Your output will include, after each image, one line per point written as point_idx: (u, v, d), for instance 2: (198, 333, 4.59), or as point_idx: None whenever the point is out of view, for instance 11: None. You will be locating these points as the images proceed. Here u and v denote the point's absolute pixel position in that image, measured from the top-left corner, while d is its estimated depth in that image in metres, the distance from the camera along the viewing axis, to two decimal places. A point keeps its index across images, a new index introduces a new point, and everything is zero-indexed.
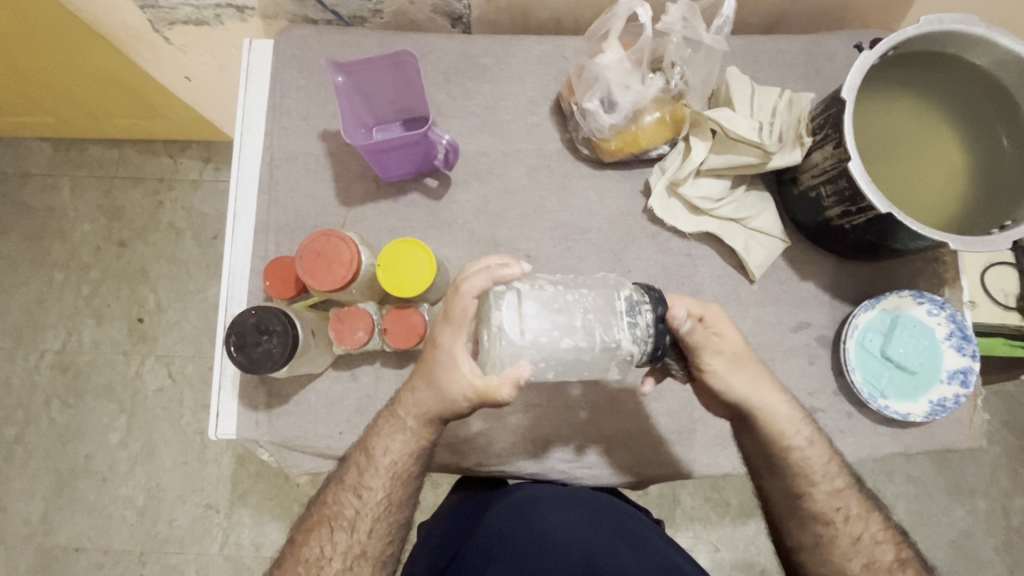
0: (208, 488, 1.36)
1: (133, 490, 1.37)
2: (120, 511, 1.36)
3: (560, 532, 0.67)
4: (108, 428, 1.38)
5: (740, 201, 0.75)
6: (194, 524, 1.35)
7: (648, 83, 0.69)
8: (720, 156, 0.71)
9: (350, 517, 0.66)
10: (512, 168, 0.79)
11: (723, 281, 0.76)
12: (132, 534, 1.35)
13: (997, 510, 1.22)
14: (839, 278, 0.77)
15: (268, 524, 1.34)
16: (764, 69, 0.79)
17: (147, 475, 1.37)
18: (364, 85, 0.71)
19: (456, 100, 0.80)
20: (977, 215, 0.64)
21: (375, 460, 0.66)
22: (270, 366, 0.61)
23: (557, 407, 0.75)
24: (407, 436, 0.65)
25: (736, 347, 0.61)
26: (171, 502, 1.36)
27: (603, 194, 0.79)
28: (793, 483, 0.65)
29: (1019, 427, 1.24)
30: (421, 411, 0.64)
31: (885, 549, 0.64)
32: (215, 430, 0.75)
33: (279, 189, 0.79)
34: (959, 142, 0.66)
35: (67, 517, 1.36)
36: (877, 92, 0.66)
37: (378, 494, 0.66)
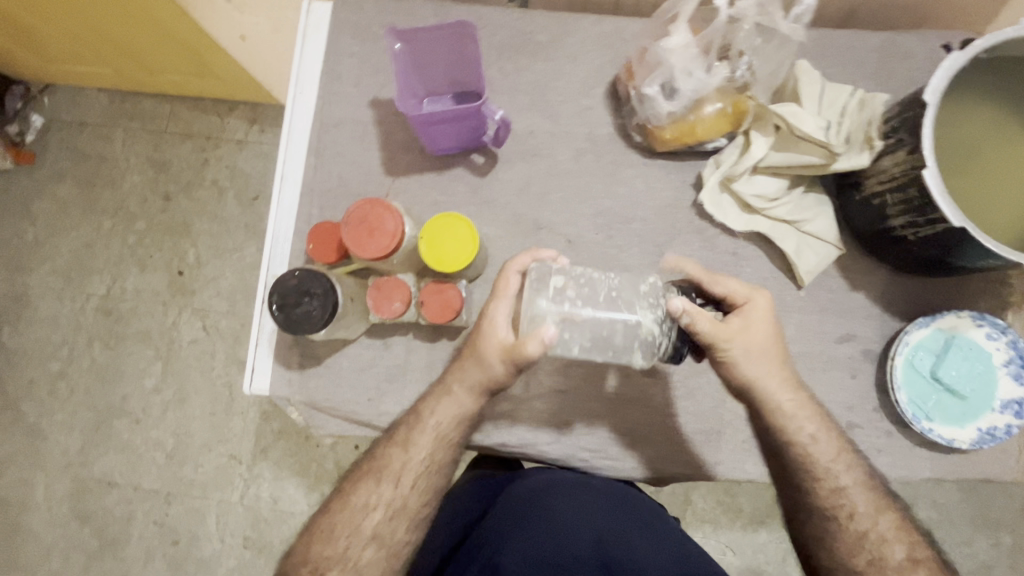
0: (232, 439, 1.41)
1: (163, 434, 1.43)
2: (149, 452, 1.43)
3: (573, 517, 0.67)
4: (144, 372, 1.45)
5: (797, 202, 0.72)
6: (218, 471, 1.41)
7: (713, 72, 0.66)
8: (781, 153, 0.68)
9: (394, 471, 0.67)
10: (559, 150, 0.78)
11: (768, 284, 0.74)
12: (160, 475, 1.42)
13: None
14: (893, 292, 0.73)
15: (287, 480, 1.39)
16: (837, 65, 0.75)
17: (176, 421, 1.43)
18: (420, 53, 0.70)
19: (508, 76, 0.79)
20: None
21: (421, 423, 0.67)
22: (309, 328, 0.61)
23: (585, 394, 0.74)
24: (453, 398, 0.66)
25: (760, 311, 0.63)
26: (197, 449, 1.42)
27: (651, 183, 0.76)
28: (821, 497, 0.64)
29: None
30: (466, 370, 0.66)
31: (895, 548, 0.63)
32: (249, 384, 0.77)
33: (326, 154, 0.79)
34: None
35: (101, 452, 1.43)
36: (956, 96, 0.62)
37: (424, 454, 0.67)
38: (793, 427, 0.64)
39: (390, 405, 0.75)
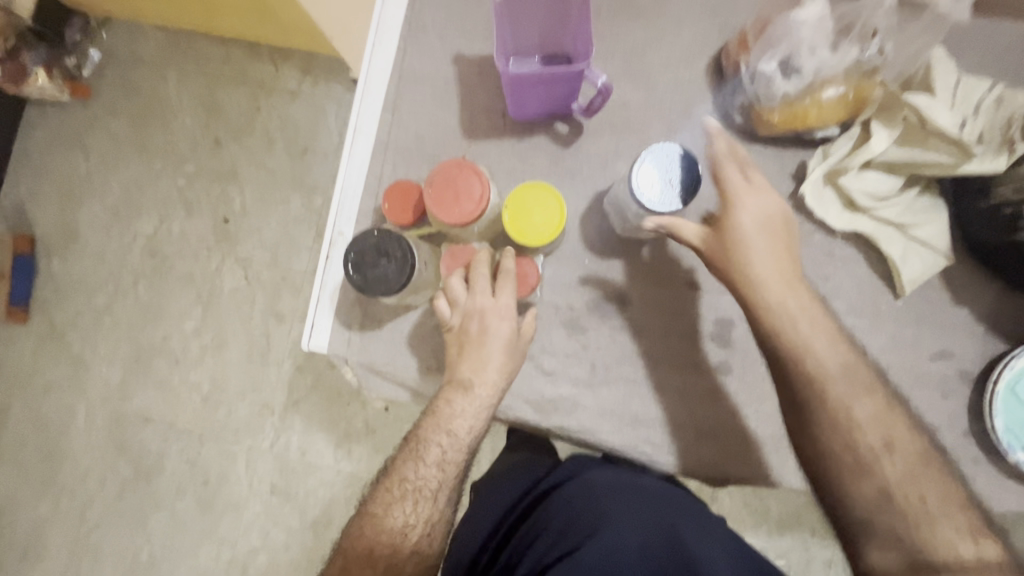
0: (266, 389, 1.43)
1: (200, 377, 1.45)
2: (186, 393, 1.46)
3: (616, 516, 0.67)
4: (185, 315, 1.46)
5: (907, 204, 0.66)
6: (250, 418, 1.43)
7: (841, 52, 0.61)
8: (902, 149, 0.62)
9: (449, 418, 0.64)
10: (649, 124, 0.72)
11: (863, 289, 0.69)
12: (195, 416, 1.45)
13: None
14: (1000, 311, 0.67)
15: (316, 434, 1.41)
16: (975, 54, 0.67)
17: (214, 365, 1.45)
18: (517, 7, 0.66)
19: (600, 41, 0.73)
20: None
21: (460, 386, 0.64)
22: (384, 291, 0.58)
23: (652, 385, 0.70)
24: (483, 389, 0.64)
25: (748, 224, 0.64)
26: (232, 394, 1.44)
27: (748, 169, 0.70)
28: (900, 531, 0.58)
29: None
30: (489, 354, 0.64)
31: None
32: (307, 340, 0.75)
33: (403, 109, 0.75)
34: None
35: (141, 388, 1.47)
36: None
37: (479, 395, 0.64)
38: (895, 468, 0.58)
39: None
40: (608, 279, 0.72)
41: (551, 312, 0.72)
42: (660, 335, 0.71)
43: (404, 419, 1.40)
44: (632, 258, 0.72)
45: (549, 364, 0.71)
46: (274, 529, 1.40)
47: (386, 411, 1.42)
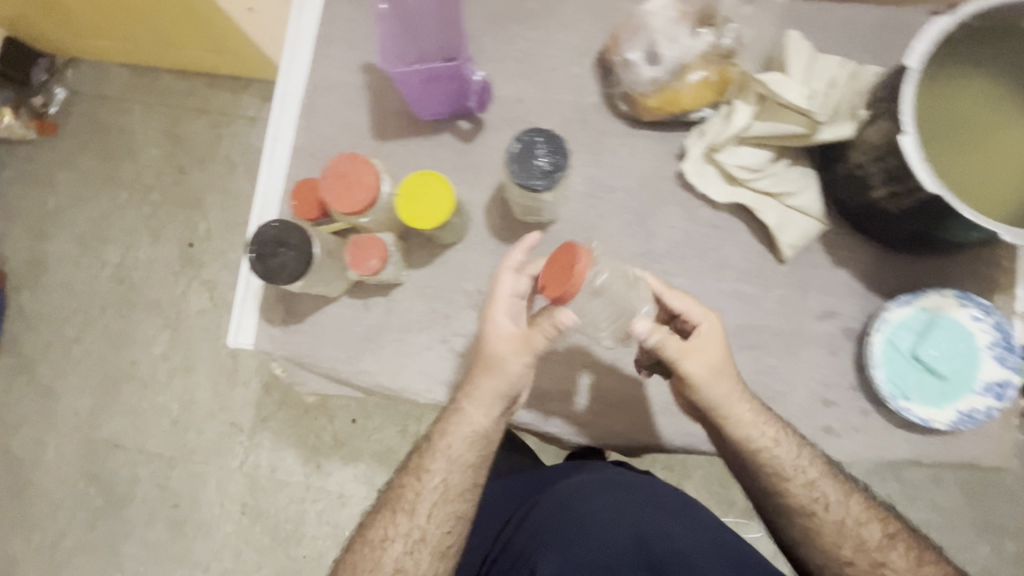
0: (234, 409, 1.46)
1: (169, 400, 1.48)
2: (156, 417, 1.48)
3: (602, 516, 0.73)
4: (153, 340, 1.49)
5: (780, 175, 0.71)
6: (220, 438, 1.46)
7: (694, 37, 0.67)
8: (765, 123, 0.67)
9: (410, 501, 0.69)
10: (546, 118, 0.77)
11: (750, 258, 0.73)
12: (165, 440, 1.47)
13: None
14: (877, 269, 0.71)
15: (286, 450, 1.43)
16: (832, 38, 0.73)
17: (182, 388, 1.48)
18: (405, 15, 0.72)
19: (498, 44, 0.79)
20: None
21: (428, 475, 0.69)
22: (285, 278, 0.63)
23: (560, 360, 0.74)
24: (467, 421, 0.68)
25: (709, 338, 0.63)
26: (201, 416, 1.47)
27: (636, 153, 0.76)
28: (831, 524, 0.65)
29: None
30: (477, 396, 0.68)
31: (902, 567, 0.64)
32: (234, 337, 0.79)
33: (318, 117, 0.80)
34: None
35: (111, 415, 1.49)
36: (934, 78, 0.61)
37: (437, 480, 0.68)
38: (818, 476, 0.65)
39: (369, 363, 0.77)
40: None
41: (461, 296, 0.76)
42: None
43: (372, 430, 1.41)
44: (536, 241, 0.76)
45: (463, 347, 0.75)
46: (246, 548, 1.41)
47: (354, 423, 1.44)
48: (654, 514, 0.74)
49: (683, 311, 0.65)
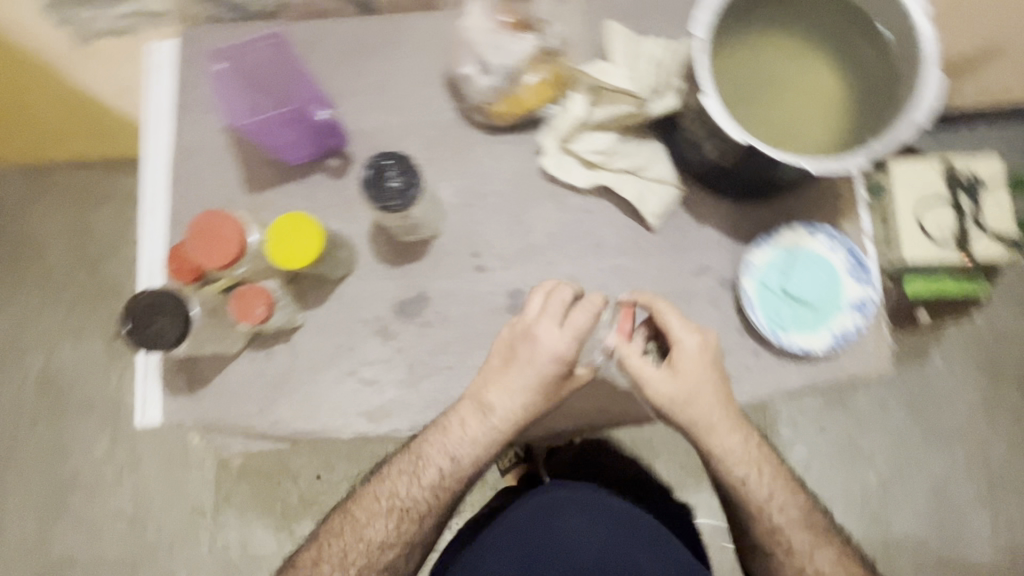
0: (193, 493, 1.43)
1: (122, 500, 1.43)
2: (111, 521, 1.43)
3: (577, 536, 0.85)
4: (93, 442, 1.44)
5: (631, 152, 0.76)
6: (183, 528, 1.42)
7: (515, 42, 0.70)
8: (601, 108, 0.72)
9: (399, 492, 0.72)
10: (410, 141, 0.81)
11: (622, 233, 0.78)
12: (126, 542, 1.42)
13: (977, 454, 1.46)
14: (736, 219, 0.77)
15: (254, 524, 1.40)
16: (655, 22, 0.77)
17: (134, 484, 1.43)
18: (247, 72, 0.76)
19: (352, 81, 0.82)
20: (877, 85, 0.69)
21: (425, 465, 0.71)
22: (163, 345, 0.63)
23: (466, 367, 0.76)
24: (487, 420, 0.69)
25: (687, 355, 0.68)
26: (160, 508, 1.43)
27: (499, 157, 0.79)
28: (768, 533, 0.73)
29: (990, 368, 1.48)
30: (507, 386, 0.68)
31: None
32: (141, 417, 0.77)
33: (189, 182, 0.81)
34: (825, 51, 0.71)
35: (62, 530, 1.42)
36: (739, 49, 0.71)
37: (433, 474, 0.71)
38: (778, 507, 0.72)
39: (282, 411, 0.76)
40: (405, 282, 0.78)
41: (361, 326, 0.77)
42: (461, 320, 0.77)
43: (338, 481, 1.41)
44: (422, 258, 0.78)
45: (371, 375, 0.76)
46: None
47: (320, 479, 1.43)
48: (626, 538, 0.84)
49: (671, 330, 0.69)
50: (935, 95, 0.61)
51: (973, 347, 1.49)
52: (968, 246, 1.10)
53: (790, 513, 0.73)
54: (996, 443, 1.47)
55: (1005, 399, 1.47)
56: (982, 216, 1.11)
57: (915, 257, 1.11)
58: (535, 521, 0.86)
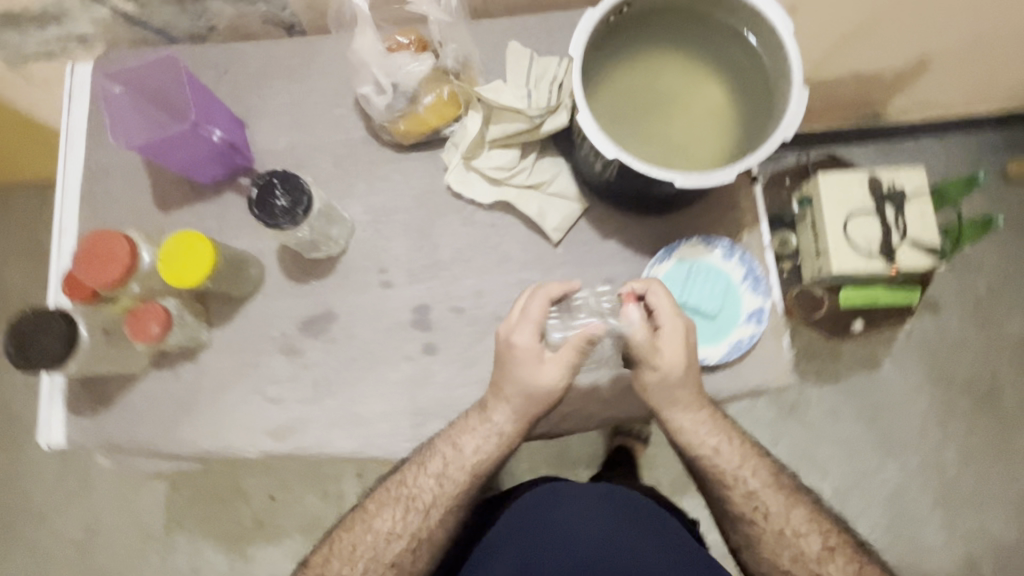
0: (143, 516, 1.45)
1: (72, 524, 1.45)
2: (62, 547, 1.45)
3: (579, 527, 0.74)
4: (45, 464, 1.46)
5: (533, 168, 0.78)
6: (133, 550, 1.45)
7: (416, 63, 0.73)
8: (498, 126, 0.73)
9: (411, 489, 0.72)
10: (320, 159, 0.81)
11: (528, 248, 0.78)
12: (76, 564, 1.44)
13: (932, 464, 1.47)
14: (639, 233, 0.78)
15: (203, 544, 1.44)
16: (557, 42, 0.79)
17: (84, 508, 1.46)
18: (142, 92, 0.75)
19: (266, 101, 0.83)
20: (758, 93, 0.72)
21: (427, 465, 0.71)
22: (49, 364, 0.63)
23: (370, 384, 0.76)
24: (488, 427, 0.70)
25: (669, 336, 0.68)
26: (112, 531, 1.45)
27: (407, 174, 0.80)
28: (735, 493, 0.73)
29: (942, 377, 1.50)
30: (503, 397, 0.69)
31: (809, 540, 0.71)
32: (44, 439, 0.77)
33: (101, 203, 0.82)
34: (719, 72, 0.73)
35: (14, 553, 1.45)
36: (626, 69, 0.73)
37: (435, 469, 0.71)
38: (739, 463, 0.73)
39: (186, 430, 0.76)
40: (312, 299, 0.78)
41: (268, 344, 0.77)
42: (367, 337, 0.77)
43: (291, 503, 1.44)
44: (330, 276, 0.79)
45: (276, 393, 0.76)
46: None
47: (273, 499, 1.45)
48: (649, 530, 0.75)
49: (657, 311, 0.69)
50: (798, 118, 0.63)
51: (922, 356, 1.51)
52: (893, 258, 1.13)
53: (751, 464, 0.74)
54: (951, 451, 1.47)
55: (959, 410, 1.49)
56: (907, 227, 1.13)
57: (843, 268, 1.13)
58: (536, 511, 0.77)
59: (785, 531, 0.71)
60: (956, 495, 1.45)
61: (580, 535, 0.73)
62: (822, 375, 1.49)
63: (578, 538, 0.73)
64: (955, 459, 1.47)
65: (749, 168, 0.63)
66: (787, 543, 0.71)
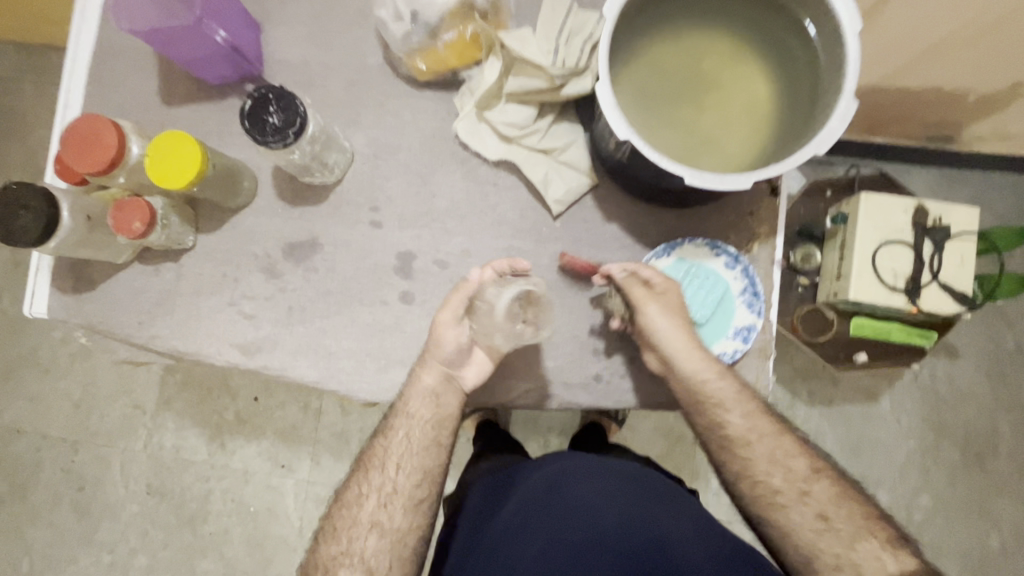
0: (138, 391, 1.54)
1: (71, 385, 1.54)
2: (59, 402, 1.54)
3: (596, 501, 0.75)
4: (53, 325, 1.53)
5: (548, 131, 0.73)
6: (123, 421, 1.53)
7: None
8: (517, 79, 0.68)
9: (380, 459, 0.71)
10: (331, 81, 0.77)
11: (525, 214, 0.75)
12: (69, 423, 1.54)
13: (903, 506, 1.44)
14: (644, 223, 0.74)
15: (188, 429, 1.52)
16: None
17: (85, 372, 1.54)
18: None
19: (285, 6, 0.78)
20: (807, 87, 0.65)
21: (393, 431, 0.71)
22: (26, 240, 0.64)
23: (342, 319, 0.75)
24: (419, 380, 0.70)
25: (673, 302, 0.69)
26: (105, 400, 1.54)
27: (417, 113, 0.76)
28: (791, 496, 0.66)
29: (939, 425, 1.45)
30: (429, 360, 0.70)
31: (883, 561, 0.62)
32: (28, 307, 0.79)
33: (106, 83, 0.79)
34: (765, 63, 0.66)
35: (13, 400, 1.54)
36: (666, 43, 0.67)
37: (402, 435, 0.71)
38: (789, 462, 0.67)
39: (160, 327, 0.77)
40: (299, 224, 0.77)
41: (250, 260, 0.77)
42: (348, 273, 0.76)
43: (273, 408, 1.51)
44: (321, 203, 0.77)
45: (251, 310, 0.76)
46: (153, 528, 1.50)
47: (257, 402, 1.51)
48: (648, 505, 0.76)
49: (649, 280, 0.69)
50: (841, 129, 0.56)
51: (924, 399, 1.45)
52: (918, 296, 1.06)
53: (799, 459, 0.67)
54: (926, 497, 1.44)
55: (947, 461, 1.44)
56: (941, 267, 1.06)
57: (862, 297, 1.07)
58: (545, 495, 0.77)
59: (851, 547, 0.63)
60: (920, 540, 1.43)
61: (598, 507, 0.74)
62: (814, 396, 1.45)
63: (598, 513, 0.73)
64: (928, 506, 1.43)
65: (773, 174, 0.58)
66: (855, 556, 0.62)
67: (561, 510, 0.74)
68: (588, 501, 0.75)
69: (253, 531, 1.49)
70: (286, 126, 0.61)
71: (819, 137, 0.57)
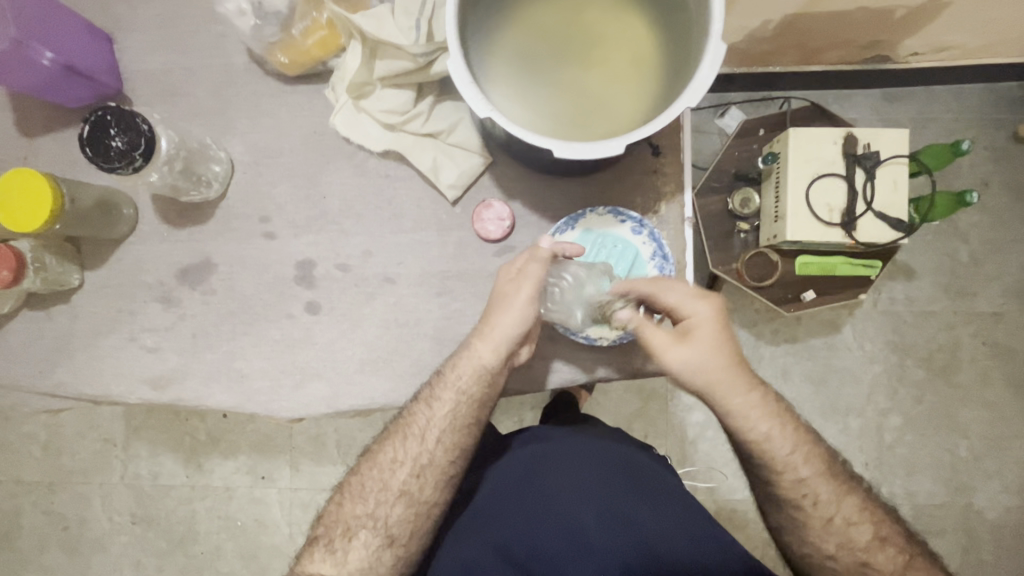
0: (104, 425, 1.50)
1: (36, 428, 1.51)
2: (27, 447, 1.51)
3: (574, 495, 0.73)
4: None
5: (431, 113, 0.69)
6: (95, 456, 1.50)
7: None
8: (382, 62, 0.64)
9: (421, 428, 0.68)
10: (196, 87, 0.72)
11: (422, 204, 0.72)
12: (40, 466, 1.51)
13: (875, 430, 1.45)
14: (546, 197, 0.71)
15: (162, 455, 1.49)
16: None
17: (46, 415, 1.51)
18: None
19: (135, 11, 0.72)
20: (685, 29, 0.61)
21: (437, 403, 0.67)
22: None
23: (249, 338, 0.72)
24: (471, 355, 0.65)
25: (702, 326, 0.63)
26: (72, 438, 1.51)
27: (294, 111, 0.71)
28: (782, 478, 0.65)
29: (904, 346, 1.44)
30: (492, 337, 0.64)
31: (860, 529, 0.64)
32: None
33: None
34: (642, 10, 0.62)
35: None
36: (534, 4, 0.62)
37: (446, 409, 0.67)
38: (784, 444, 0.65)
39: (64, 372, 0.74)
40: (188, 246, 0.72)
41: (144, 290, 0.73)
42: (248, 289, 0.72)
43: (242, 422, 1.48)
44: (208, 220, 0.72)
45: (154, 341, 0.73)
46: (143, 556, 1.49)
47: (226, 418, 1.48)
48: (632, 496, 0.73)
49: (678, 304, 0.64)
50: (711, 76, 0.53)
51: (886, 323, 1.44)
52: (855, 227, 1.04)
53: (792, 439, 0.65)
54: (896, 418, 1.44)
55: (914, 380, 1.44)
56: (874, 196, 1.04)
57: (799, 236, 1.05)
58: (521, 481, 0.75)
59: (836, 519, 0.64)
60: (895, 460, 1.44)
61: (576, 501, 0.73)
62: (778, 336, 1.44)
63: (574, 509, 0.72)
64: (899, 426, 1.44)
65: (650, 132, 0.55)
66: (836, 529, 0.64)
67: (532, 500, 0.73)
68: (564, 494, 0.73)
69: (245, 544, 1.47)
70: (128, 146, 0.57)
71: (691, 86, 0.54)
